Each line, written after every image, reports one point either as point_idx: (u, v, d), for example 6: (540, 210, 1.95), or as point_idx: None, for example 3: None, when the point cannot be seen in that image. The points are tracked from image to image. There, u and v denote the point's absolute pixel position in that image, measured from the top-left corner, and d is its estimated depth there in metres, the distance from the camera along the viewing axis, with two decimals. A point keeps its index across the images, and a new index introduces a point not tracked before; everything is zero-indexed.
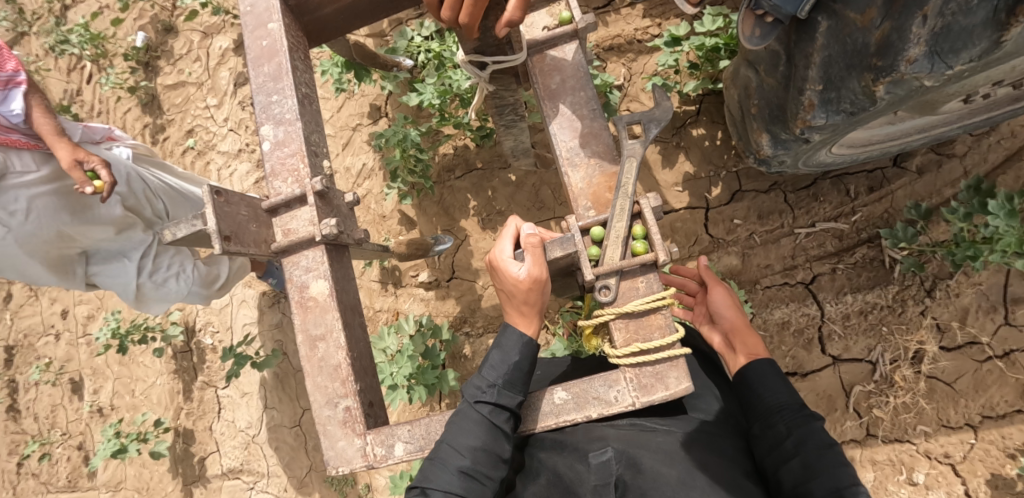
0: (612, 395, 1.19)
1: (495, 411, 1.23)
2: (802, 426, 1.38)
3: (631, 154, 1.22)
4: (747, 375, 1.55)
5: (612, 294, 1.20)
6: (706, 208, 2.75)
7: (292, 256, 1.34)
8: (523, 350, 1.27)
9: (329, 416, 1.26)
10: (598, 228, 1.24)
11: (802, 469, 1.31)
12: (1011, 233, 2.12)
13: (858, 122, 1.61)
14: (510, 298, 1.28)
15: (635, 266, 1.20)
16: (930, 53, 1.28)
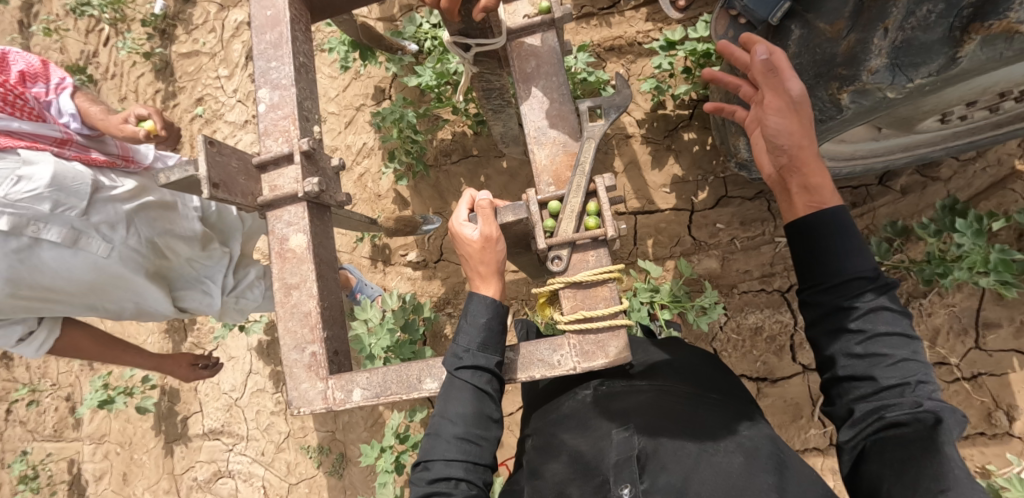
0: (556, 358, 1.31)
1: (476, 373, 1.32)
2: (865, 307, 1.33)
3: (591, 136, 1.32)
4: (812, 242, 1.39)
5: (563, 264, 1.30)
6: (691, 210, 2.78)
7: (276, 211, 1.41)
8: (490, 311, 1.34)
9: (296, 360, 1.35)
10: (555, 203, 1.33)
11: (860, 357, 1.33)
12: (976, 253, 2.21)
13: (828, 131, 1.68)
14: (468, 261, 1.37)
15: (587, 240, 1.29)
16: (891, 65, 1.35)
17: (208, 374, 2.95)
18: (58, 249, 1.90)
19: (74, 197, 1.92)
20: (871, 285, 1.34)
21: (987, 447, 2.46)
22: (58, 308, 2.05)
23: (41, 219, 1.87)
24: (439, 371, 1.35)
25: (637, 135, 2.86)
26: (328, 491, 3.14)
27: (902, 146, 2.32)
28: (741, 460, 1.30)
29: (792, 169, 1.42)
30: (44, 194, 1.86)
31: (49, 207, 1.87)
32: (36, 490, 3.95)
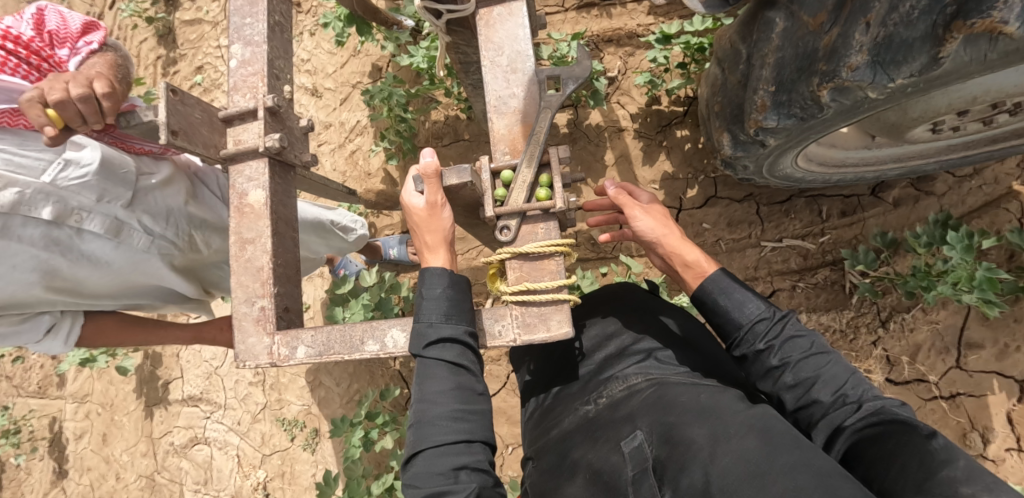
0: (497, 328, 1.33)
1: (447, 347, 1.29)
2: (781, 343, 1.55)
3: (547, 106, 1.28)
4: (706, 308, 1.68)
5: (511, 234, 1.29)
6: (679, 208, 2.76)
7: (238, 165, 1.44)
8: (449, 283, 1.32)
9: (246, 313, 1.37)
10: (508, 172, 1.31)
11: (796, 386, 1.50)
12: (961, 269, 2.17)
13: (810, 130, 1.63)
14: (416, 231, 1.35)
15: (537, 211, 1.28)
16: (872, 62, 1.31)
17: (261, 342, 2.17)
18: (98, 241, 1.73)
19: (121, 187, 1.71)
20: (776, 323, 1.58)
21: None
22: (75, 293, 1.82)
23: (83, 209, 1.67)
24: (381, 333, 1.34)
25: (629, 129, 2.83)
26: (299, 465, 3.14)
27: (895, 156, 2.27)
28: (756, 441, 1.23)
29: (667, 257, 1.77)
30: (90, 182, 1.65)
31: (94, 197, 1.67)
32: (17, 445, 3.98)
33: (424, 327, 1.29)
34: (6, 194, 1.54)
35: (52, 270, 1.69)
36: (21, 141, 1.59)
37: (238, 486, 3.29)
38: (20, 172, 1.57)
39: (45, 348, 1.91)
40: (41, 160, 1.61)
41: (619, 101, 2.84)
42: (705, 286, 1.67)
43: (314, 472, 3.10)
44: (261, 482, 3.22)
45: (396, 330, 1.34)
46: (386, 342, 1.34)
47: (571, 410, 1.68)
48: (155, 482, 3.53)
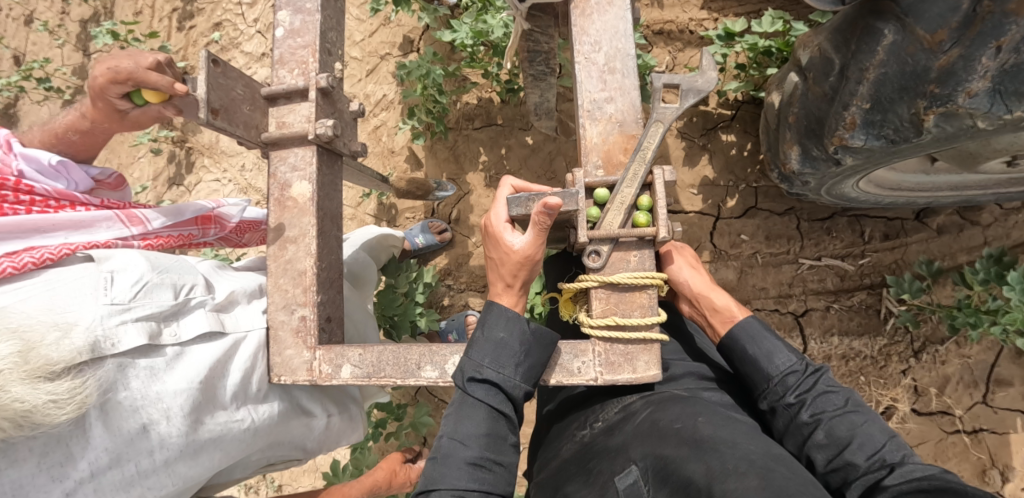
0: (576, 365, 1.26)
1: (492, 392, 1.22)
2: (813, 397, 1.42)
3: (659, 119, 1.22)
4: (735, 353, 1.59)
5: (602, 261, 1.23)
6: (717, 216, 2.65)
7: (281, 151, 1.35)
8: (508, 327, 1.25)
9: (284, 321, 1.34)
10: (603, 190, 1.24)
11: (827, 444, 1.34)
12: (1019, 311, 2.02)
13: (896, 153, 1.52)
14: (498, 266, 1.30)
15: (633, 237, 1.24)
16: (992, 90, 1.21)
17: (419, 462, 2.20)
18: (208, 349, 1.28)
19: (188, 276, 1.34)
20: (810, 375, 1.47)
21: None
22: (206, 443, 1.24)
23: (167, 318, 1.25)
24: (441, 359, 1.30)
25: (671, 129, 2.69)
26: None
27: (953, 184, 2.18)
28: (757, 483, 1.03)
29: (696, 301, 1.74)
30: (154, 283, 1.24)
31: (171, 296, 1.27)
32: None
33: (472, 364, 1.23)
34: (77, 336, 1.07)
35: (190, 413, 1.20)
36: (46, 279, 1.17)
37: None
38: (77, 301, 1.12)
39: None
40: (84, 283, 1.16)
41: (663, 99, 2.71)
42: (735, 329, 1.62)
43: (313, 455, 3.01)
44: None
45: (457, 357, 1.30)
46: (446, 370, 1.29)
47: (569, 436, 1.56)
48: None
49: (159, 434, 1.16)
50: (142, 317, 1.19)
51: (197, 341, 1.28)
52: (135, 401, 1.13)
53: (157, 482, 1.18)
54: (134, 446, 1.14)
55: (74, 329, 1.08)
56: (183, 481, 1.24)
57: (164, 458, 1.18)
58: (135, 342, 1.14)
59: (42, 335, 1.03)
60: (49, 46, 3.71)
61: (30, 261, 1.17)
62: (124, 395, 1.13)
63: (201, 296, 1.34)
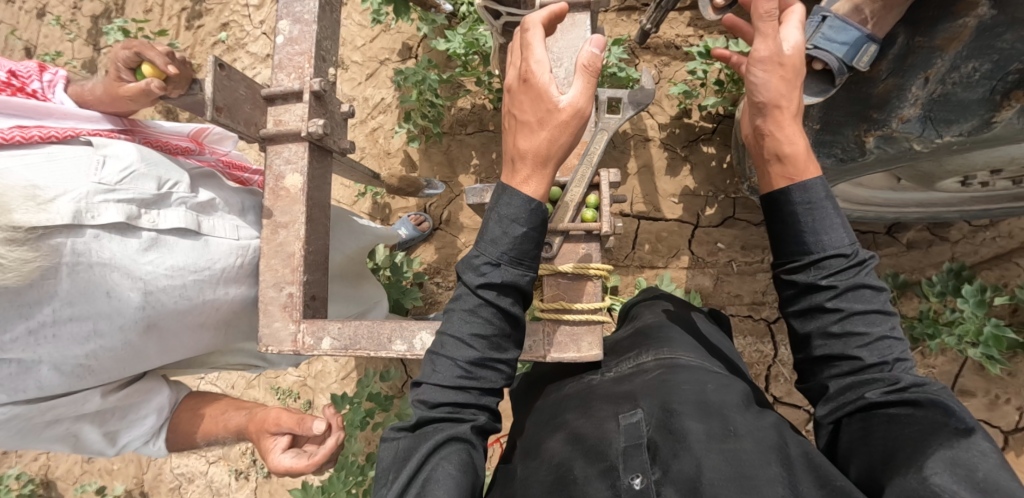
0: (528, 344, 1.32)
1: (500, 295, 1.23)
2: (847, 288, 1.19)
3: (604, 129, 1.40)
4: (782, 206, 1.25)
5: (554, 251, 1.35)
6: (695, 225, 2.76)
7: (276, 146, 1.41)
8: (529, 221, 1.20)
9: (273, 297, 1.40)
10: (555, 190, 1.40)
11: (837, 337, 1.20)
12: (971, 322, 2.15)
13: (847, 172, 1.62)
14: (537, 125, 1.16)
15: (581, 231, 1.37)
16: (924, 116, 1.32)
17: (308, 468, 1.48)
18: (183, 242, 1.38)
19: (177, 170, 1.43)
20: (854, 264, 1.20)
21: None
22: (159, 326, 1.37)
23: (151, 205, 1.34)
24: (410, 334, 1.38)
25: (655, 139, 2.81)
26: None
27: (919, 201, 2.29)
28: (754, 448, 1.11)
29: (764, 109, 1.23)
30: (140, 172, 1.34)
31: (156, 186, 1.36)
32: None
33: (481, 264, 1.22)
34: (62, 203, 1.20)
35: (153, 292, 1.31)
36: (47, 151, 1.27)
37: (226, 448, 3.36)
38: (66, 174, 1.24)
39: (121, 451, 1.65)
40: (77, 160, 1.28)
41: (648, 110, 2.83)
42: (787, 192, 1.24)
43: None
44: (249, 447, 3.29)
45: (425, 333, 1.38)
46: (413, 344, 1.38)
47: (579, 378, 1.52)
48: None
49: (119, 299, 1.28)
50: (123, 199, 1.29)
51: (172, 232, 1.37)
52: (104, 267, 1.25)
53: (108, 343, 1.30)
54: (96, 306, 1.26)
55: (60, 197, 1.20)
56: (130, 350, 1.36)
57: (120, 324, 1.30)
58: (111, 220, 1.25)
59: (28, 203, 1.15)
60: (61, 40, 3.87)
61: (36, 135, 1.26)
62: (96, 261, 1.24)
63: (185, 193, 1.41)
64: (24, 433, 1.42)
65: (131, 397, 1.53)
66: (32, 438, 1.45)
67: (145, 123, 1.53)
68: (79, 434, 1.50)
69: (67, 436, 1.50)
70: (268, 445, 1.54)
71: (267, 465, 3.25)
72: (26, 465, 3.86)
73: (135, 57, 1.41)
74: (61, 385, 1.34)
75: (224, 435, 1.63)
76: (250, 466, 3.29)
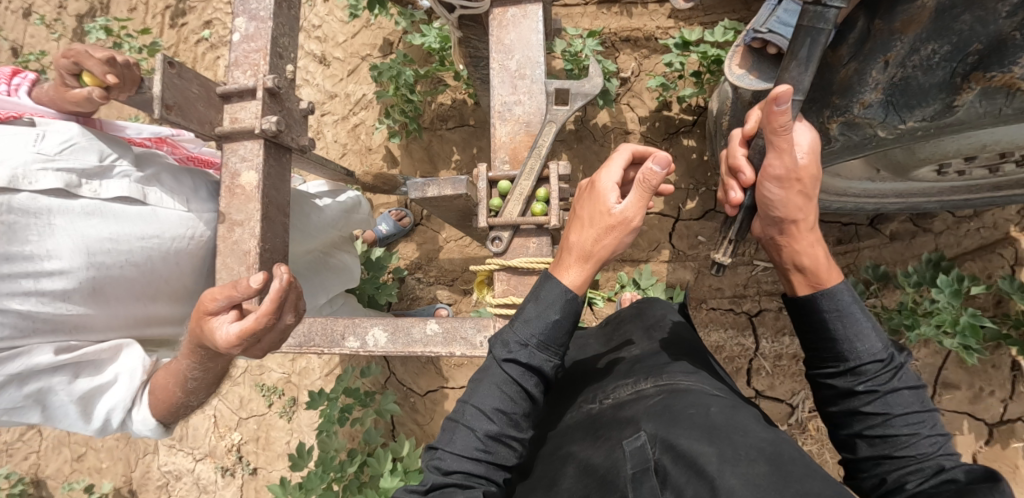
0: (478, 339, 1.37)
1: (523, 374, 1.27)
2: (886, 392, 1.17)
3: (552, 120, 1.36)
4: (810, 306, 1.27)
5: (503, 245, 1.39)
6: (676, 218, 2.75)
7: (233, 144, 1.40)
8: (563, 309, 1.27)
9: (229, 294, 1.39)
10: (505, 183, 1.40)
11: (882, 439, 1.16)
12: (947, 312, 2.11)
13: (815, 159, 1.60)
14: (591, 222, 1.27)
15: (531, 224, 1.37)
16: (885, 102, 1.30)
17: (219, 339, 1.24)
18: (126, 211, 1.51)
19: (118, 149, 1.56)
20: (890, 370, 1.19)
21: None
22: (105, 289, 1.48)
23: (91, 177, 1.46)
24: (362, 331, 1.43)
25: (636, 133, 2.79)
26: (275, 431, 3.22)
27: (897, 191, 2.27)
28: (767, 469, 0.96)
29: (780, 222, 1.26)
30: (81, 145, 1.46)
31: (96, 159, 1.48)
32: None
33: (507, 346, 1.26)
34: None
35: (93, 254, 1.43)
36: None
37: (212, 445, 3.36)
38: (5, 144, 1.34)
39: (110, 427, 1.55)
40: (18, 134, 1.39)
41: (629, 103, 2.81)
42: (815, 302, 1.25)
43: (289, 439, 3.18)
44: (235, 444, 3.29)
45: (377, 329, 1.43)
46: (366, 341, 1.42)
47: (576, 406, 1.45)
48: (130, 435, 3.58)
49: (58, 260, 1.39)
50: (63, 168, 1.41)
51: (115, 201, 1.49)
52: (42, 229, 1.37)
53: (54, 304, 1.40)
54: (36, 266, 1.36)
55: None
56: (77, 315, 1.45)
57: (62, 284, 1.40)
58: (49, 186, 1.37)
59: None
60: (46, 39, 3.86)
61: None
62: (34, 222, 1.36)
63: (127, 168, 1.54)
64: None
65: (90, 356, 1.48)
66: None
67: (105, 124, 1.62)
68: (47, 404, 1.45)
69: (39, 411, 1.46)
70: (210, 327, 1.26)
71: (252, 462, 3.25)
72: (16, 465, 3.85)
73: (75, 67, 1.39)
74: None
75: (184, 367, 1.44)
76: (236, 463, 3.28)
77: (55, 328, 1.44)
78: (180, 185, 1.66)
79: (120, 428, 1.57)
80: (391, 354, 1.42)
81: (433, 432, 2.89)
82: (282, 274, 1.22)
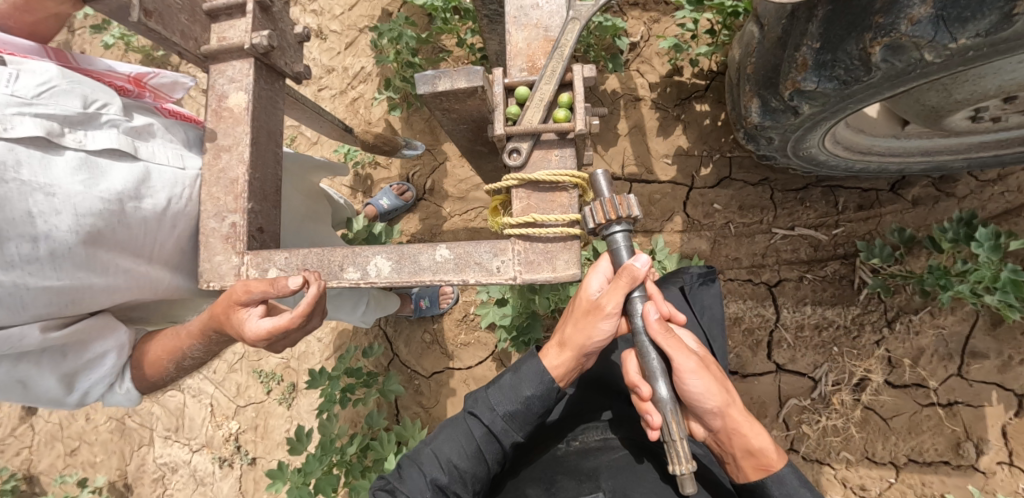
0: (495, 264, 1.20)
1: (486, 436, 1.45)
2: None
3: (576, 16, 1.16)
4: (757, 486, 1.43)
5: (521, 158, 1.19)
6: (690, 186, 2.65)
7: (219, 65, 1.31)
8: (535, 388, 1.43)
9: (214, 228, 1.29)
10: (524, 88, 1.21)
11: None
12: (986, 269, 2.03)
13: (849, 97, 1.50)
14: (574, 307, 1.42)
15: (553, 132, 1.18)
16: (936, 16, 1.20)
17: (247, 335, 1.19)
18: (116, 165, 1.36)
19: (105, 94, 1.40)
20: None
21: (949, 477, 2.32)
22: (97, 255, 1.31)
23: (74, 125, 1.32)
24: (363, 260, 1.25)
25: (646, 99, 2.71)
26: (273, 419, 3.09)
27: (923, 149, 2.16)
28: None
29: (717, 412, 1.38)
30: (62, 88, 1.32)
31: (79, 105, 1.33)
32: None
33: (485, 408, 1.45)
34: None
35: (82, 214, 1.27)
36: None
37: (209, 435, 3.23)
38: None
39: (87, 400, 1.45)
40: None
41: (638, 68, 2.74)
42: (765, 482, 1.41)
43: (288, 428, 3.04)
44: (233, 433, 3.17)
45: (379, 258, 1.25)
46: (367, 271, 1.24)
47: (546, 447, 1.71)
48: (125, 427, 3.45)
49: (45, 221, 1.22)
50: (41, 115, 1.26)
51: (103, 154, 1.34)
52: (24, 186, 1.20)
53: (40, 270, 1.24)
54: (18, 228, 1.20)
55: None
56: (69, 284, 1.29)
57: (49, 248, 1.24)
58: (27, 132, 1.22)
59: None
60: None
61: None
62: (14, 177, 1.20)
63: (115, 115, 1.39)
64: None
65: (80, 334, 1.35)
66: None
67: (77, 57, 1.46)
68: (27, 378, 1.34)
69: (16, 384, 1.35)
70: (239, 319, 1.20)
71: (251, 452, 3.12)
72: (9, 460, 3.73)
73: None
74: None
75: (184, 343, 1.36)
76: (234, 454, 3.15)
77: (46, 300, 1.27)
78: (171, 138, 1.52)
79: (96, 401, 1.49)
80: (394, 286, 1.25)
81: (439, 416, 2.76)
82: (310, 282, 1.17)
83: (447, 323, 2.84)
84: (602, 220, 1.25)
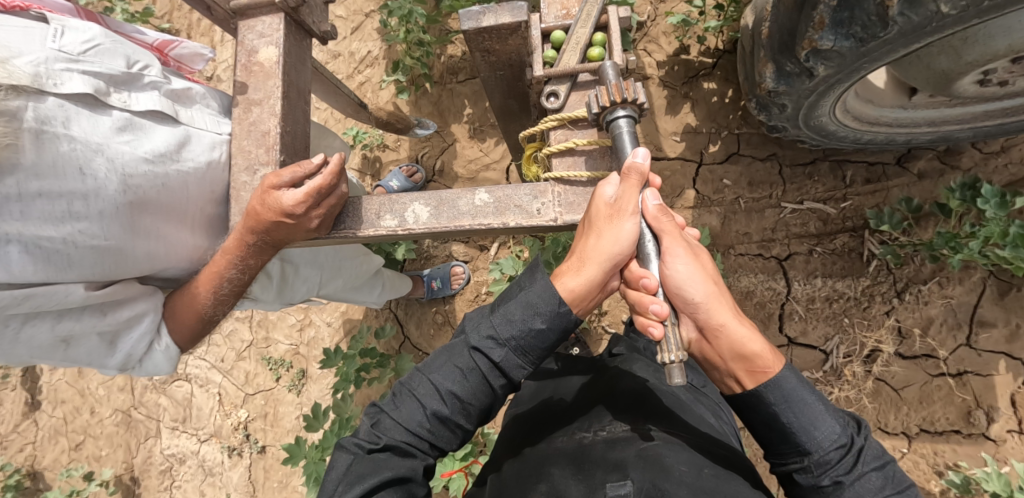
0: (535, 207, 1.26)
1: (490, 367, 1.26)
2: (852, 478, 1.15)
3: None
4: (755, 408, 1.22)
5: (560, 100, 1.31)
6: (699, 162, 2.71)
7: (248, 21, 1.32)
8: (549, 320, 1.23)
9: (246, 183, 1.29)
10: (559, 33, 1.36)
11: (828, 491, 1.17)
12: (994, 225, 2.06)
13: (867, 54, 1.53)
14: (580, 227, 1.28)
15: (588, 72, 1.31)
16: None
17: (280, 213, 1.19)
18: (159, 128, 1.36)
19: (145, 56, 1.39)
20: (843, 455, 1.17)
21: (961, 446, 2.30)
22: (141, 216, 1.31)
23: (120, 86, 1.32)
24: (401, 208, 1.29)
25: (654, 77, 2.78)
26: (283, 406, 3.08)
27: (931, 120, 2.17)
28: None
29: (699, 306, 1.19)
30: (105, 47, 1.31)
31: (123, 65, 1.33)
32: None
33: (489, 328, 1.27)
34: (20, 64, 1.15)
35: (131, 176, 1.27)
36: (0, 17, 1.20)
37: (218, 425, 3.21)
38: (20, 38, 1.19)
39: (126, 364, 1.45)
40: (31, 29, 1.23)
41: (646, 47, 2.82)
42: (761, 393, 1.20)
43: (298, 414, 3.03)
44: (242, 422, 3.15)
45: (417, 205, 1.30)
46: (406, 219, 1.29)
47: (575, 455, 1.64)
48: (130, 419, 3.42)
49: (95, 179, 1.21)
50: (89, 72, 1.26)
51: (146, 116, 1.35)
52: (75, 144, 1.19)
53: (89, 228, 1.22)
54: (70, 184, 1.18)
55: (18, 59, 1.16)
56: (115, 242, 1.28)
57: (99, 208, 1.23)
58: (77, 90, 1.22)
59: None
60: None
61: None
62: (64, 133, 1.19)
63: (157, 78, 1.40)
64: (8, 340, 1.26)
65: (117, 295, 1.35)
66: (16, 347, 1.28)
67: (106, 19, 1.44)
68: (70, 338, 1.33)
69: (58, 344, 1.33)
70: (274, 199, 1.19)
71: (261, 440, 3.11)
72: (13, 456, 3.71)
73: None
74: (37, 278, 1.20)
75: (221, 268, 1.33)
76: (244, 442, 3.13)
77: (91, 261, 1.26)
78: (207, 102, 1.52)
79: (135, 367, 1.48)
80: (432, 233, 1.29)
81: None
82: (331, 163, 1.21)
83: (459, 304, 2.84)
84: (605, 102, 1.21)
